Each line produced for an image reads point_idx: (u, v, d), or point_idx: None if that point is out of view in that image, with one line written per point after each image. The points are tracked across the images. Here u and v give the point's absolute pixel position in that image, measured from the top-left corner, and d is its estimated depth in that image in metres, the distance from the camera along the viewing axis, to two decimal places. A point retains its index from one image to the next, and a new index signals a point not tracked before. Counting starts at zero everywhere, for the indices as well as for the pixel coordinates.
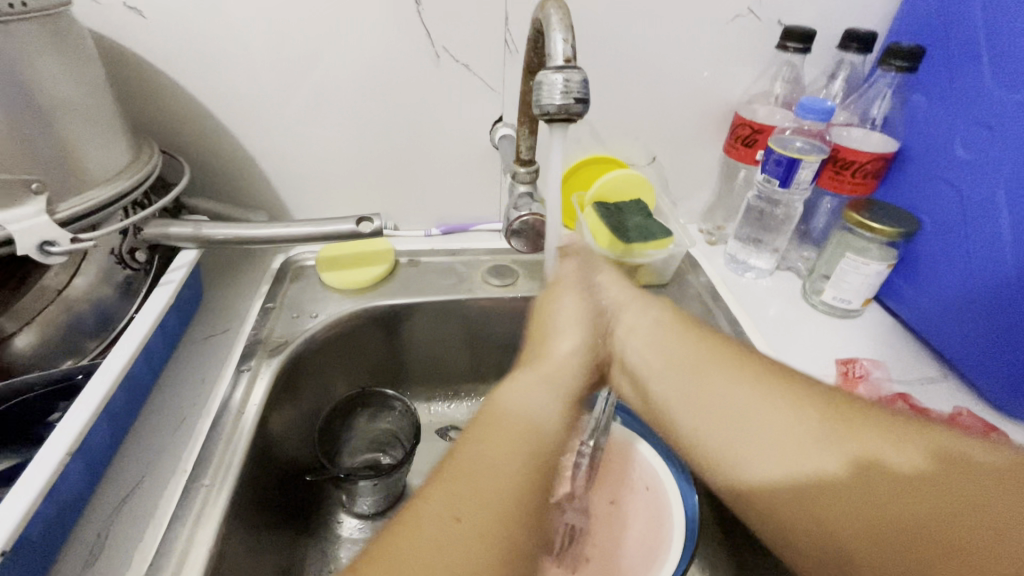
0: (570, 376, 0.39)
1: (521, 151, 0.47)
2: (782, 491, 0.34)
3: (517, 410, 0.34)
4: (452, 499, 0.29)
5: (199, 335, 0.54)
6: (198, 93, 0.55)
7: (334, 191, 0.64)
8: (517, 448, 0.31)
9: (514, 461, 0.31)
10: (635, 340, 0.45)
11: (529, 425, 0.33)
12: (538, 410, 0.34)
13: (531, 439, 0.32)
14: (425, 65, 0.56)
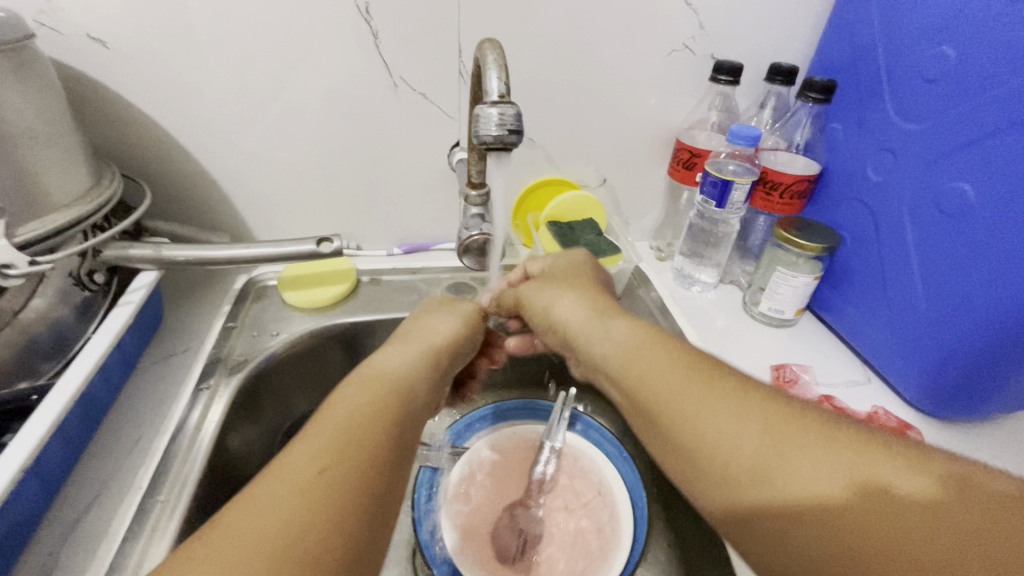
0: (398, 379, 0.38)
1: (471, 175, 0.50)
2: (776, 510, 0.30)
3: (374, 380, 0.37)
4: (312, 453, 0.30)
5: (158, 355, 0.55)
6: (160, 119, 0.57)
7: (297, 213, 0.66)
8: (381, 404, 0.35)
9: (378, 415, 0.34)
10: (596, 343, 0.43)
11: (382, 384, 0.37)
12: (401, 370, 0.39)
13: (385, 398, 0.35)
14: (383, 93, 0.60)
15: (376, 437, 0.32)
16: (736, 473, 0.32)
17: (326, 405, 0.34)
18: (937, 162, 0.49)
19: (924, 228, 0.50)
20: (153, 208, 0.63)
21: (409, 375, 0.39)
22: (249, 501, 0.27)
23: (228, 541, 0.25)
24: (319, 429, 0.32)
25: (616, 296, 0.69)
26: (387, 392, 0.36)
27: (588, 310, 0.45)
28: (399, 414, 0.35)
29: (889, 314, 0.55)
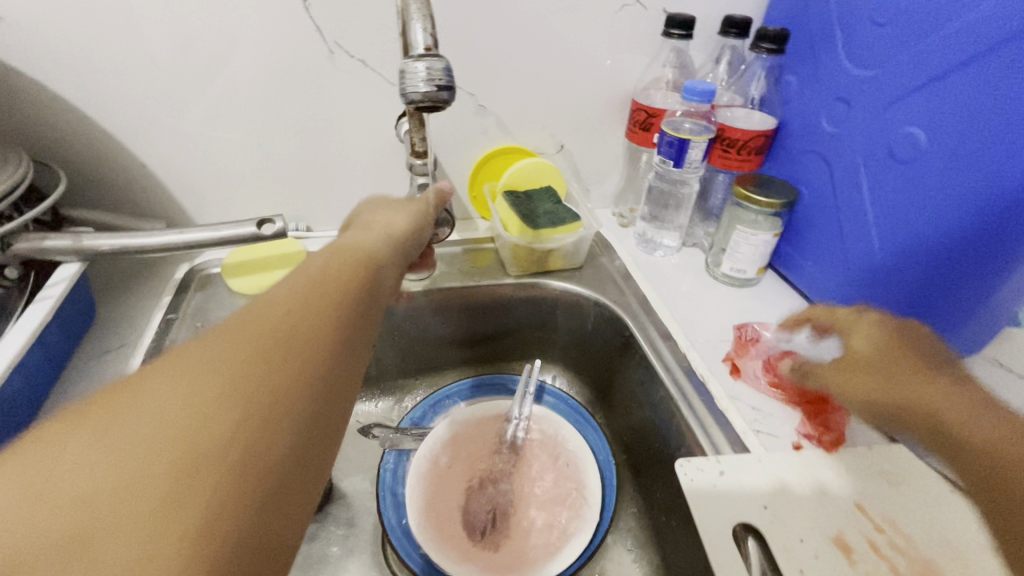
0: (349, 267, 0.33)
1: (414, 143, 0.46)
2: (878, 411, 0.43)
3: (330, 252, 0.34)
4: (266, 317, 0.27)
5: (92, 352, 0.51)
6: (71, 98, 0.52)
7: (238, 195, 0.62)
8: (320, 295, 0.30)
9: (328, 288, 0.31)
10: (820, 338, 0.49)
11: (320, 281, 0.31)
12: (353, 247, 0.35)
13: (339, 270, 0.32)
14: (319, 62, 0.56)
15: (313, 322, 0.28)
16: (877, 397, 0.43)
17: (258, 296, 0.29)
18: (890, 107, 0.48)
19: (878, 177, 0.50)
20: (78, 196, 0.58)
21: (363, 251, 0.36)
22: (165, 382, 0.24)
23: (162, 391, 0.23)
24: (271, 294, 0.29)
25: (579, 266, 0.67)
26: (340, 263, 0.33)
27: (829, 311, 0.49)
28: (352, 286, 0.32)
29: (847, 266, 0.55)
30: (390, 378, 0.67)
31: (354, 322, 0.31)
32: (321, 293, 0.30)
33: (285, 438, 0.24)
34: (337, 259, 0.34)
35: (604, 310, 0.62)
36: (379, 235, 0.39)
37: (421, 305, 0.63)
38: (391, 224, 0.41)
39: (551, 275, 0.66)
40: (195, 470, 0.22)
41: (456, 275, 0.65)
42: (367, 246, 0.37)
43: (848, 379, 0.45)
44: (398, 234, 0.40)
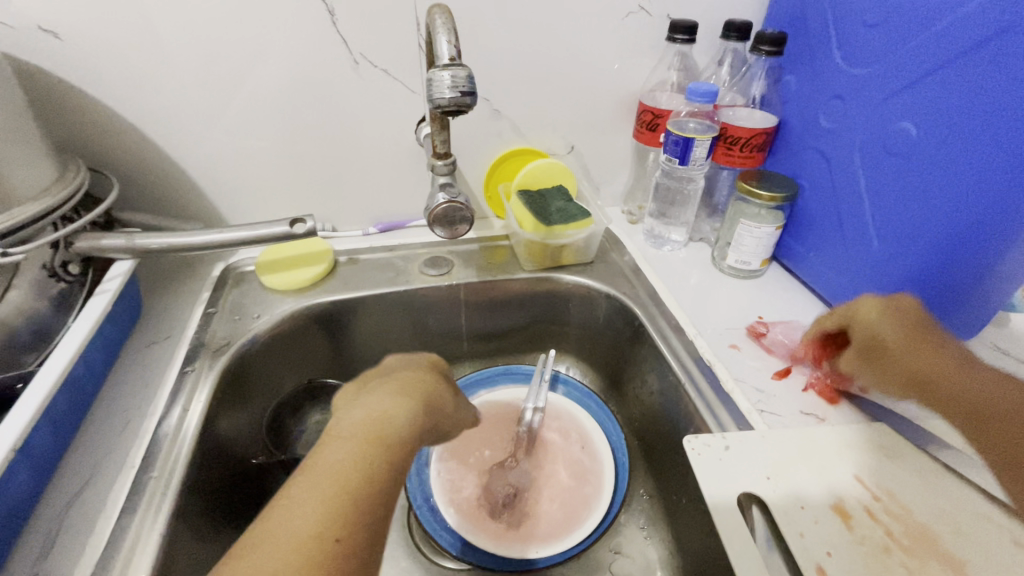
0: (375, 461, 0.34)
1: (436, 145, 0.50)
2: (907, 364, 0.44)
3: (331, 469, 0.33)
4: (286, 550, 0.29)
5: (141, 343, 0.56)
6: (121, 110, 0.57)
7: (269, 198, 0.67)
8: (333, 495, 0.31)
9: (337, 507, 0.31)
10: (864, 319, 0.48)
11: (338, 469, 0.33)
12: (342, 461, 0.33)
13: (366, 466, 0.33)
14: (345, 72, 0.60)
15: (318, 531, 0.30)
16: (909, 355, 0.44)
17: (284, 495, 0.32)
18: (884, 103, 0.51)
19: (876, 169, 0.52)
20: (124, 201, 0.63)
21: (358, 465, 0.33)
22: None
23: None
24: (284, 511, 0.31)
25: (591, 260, 0.70)
26: (369, 454, 0.34)
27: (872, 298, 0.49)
28: (357, 504, 0.32)
29: (847, 255, 0.57)
30: None
31: (370, 539, 0.32)
32: (332, 513, 0.31)
33: None
34: (336, 479, 0.32)
35: (614, 302, 0.66)
36: (410, 400, 0.38)
37: (441, 299, 0.67)
38: (436, 393, 0.41)
39: (564, 269, 0.69)
40: None
41: (473, 270, 0.68)
42: (397, 420, 0.36)
43: (856, 362, 0.48)
44: (437, 405, 0.40)
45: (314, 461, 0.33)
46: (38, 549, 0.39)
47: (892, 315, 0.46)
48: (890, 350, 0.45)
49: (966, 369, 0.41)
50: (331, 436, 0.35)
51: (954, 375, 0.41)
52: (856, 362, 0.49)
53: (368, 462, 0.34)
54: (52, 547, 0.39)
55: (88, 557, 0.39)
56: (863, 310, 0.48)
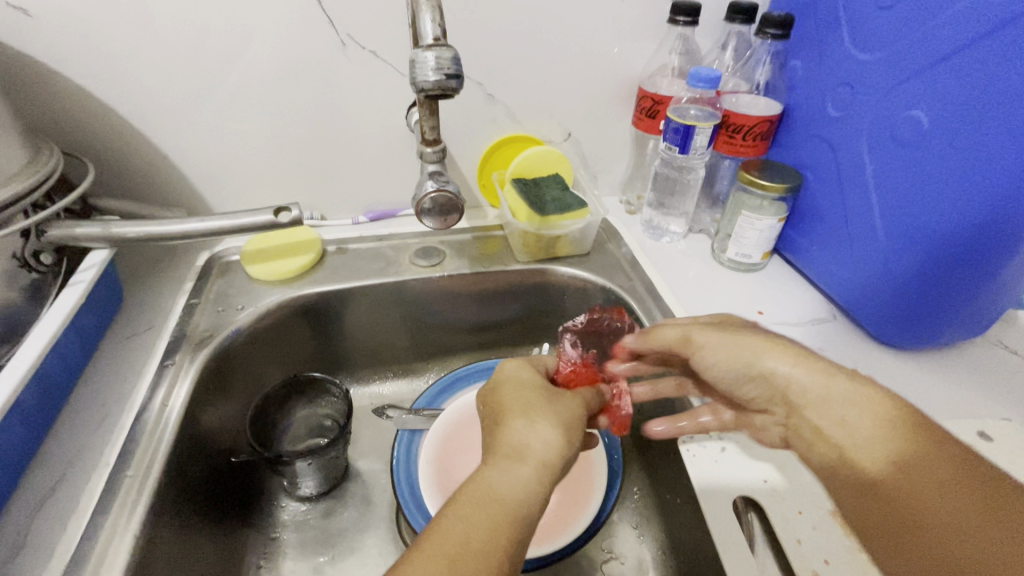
0: (545, 456, 0.36)
1: (425, 131, 0.48)
2: (814, 391, 0.37)
3: (485, 503, 0.33)
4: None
5: (121, 335, 0.54)
6: (97, 92, 0.54)
7: (255, 185, 0.65)
8: (501, 511, 0.33)
9: (493, 547, 0.31)
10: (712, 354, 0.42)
11: (492, 504, 0.33)
12: (519, 493, 0.34)
13: (503, 527, 0.32)
14: (331, 54, 0.57)
15: (500, 525, 0.32)
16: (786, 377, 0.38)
17: (438, 524, 0.32)
18: (894, 91, 0.48)
19: (883, 159, 0.50)
20: (104, 187, 0.61)
21: (530, 501, 0.34)
22: None
23: None
24: (429, 564, 0.30)
25: (587, 252, 0.68)
26: (525, 457, 0.35)
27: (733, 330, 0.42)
28: (517, 544, 0.32)
29: (851, 247, 0.56)
30: (402, 361, 0.69)
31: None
32: (484, 554, 0.31)
33: None
34: (489, 514, 0.32)
35: (610, 295, 0.64)
36: (516, 461, 0.35)
37: (432, 290, 0.65)
38: (520, 381, 0.43)
39: (559, 261, 0.67)
40: None
41: (466, 261, 0.66)
42: (507, 489, 0.33)
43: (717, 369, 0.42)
44: (558, 463, 0.36)
45: (460, 493, 0.34)
46: (8, 548, 0.38)
47: (788, 351, 0.39)
48: (792, 395, 0.38)
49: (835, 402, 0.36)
50: (456, 500, 0.33)
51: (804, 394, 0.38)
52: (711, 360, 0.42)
53: (533, 495, 0.34)
54: (23, 546, 0.38)
55: (60, 558, 0.37)
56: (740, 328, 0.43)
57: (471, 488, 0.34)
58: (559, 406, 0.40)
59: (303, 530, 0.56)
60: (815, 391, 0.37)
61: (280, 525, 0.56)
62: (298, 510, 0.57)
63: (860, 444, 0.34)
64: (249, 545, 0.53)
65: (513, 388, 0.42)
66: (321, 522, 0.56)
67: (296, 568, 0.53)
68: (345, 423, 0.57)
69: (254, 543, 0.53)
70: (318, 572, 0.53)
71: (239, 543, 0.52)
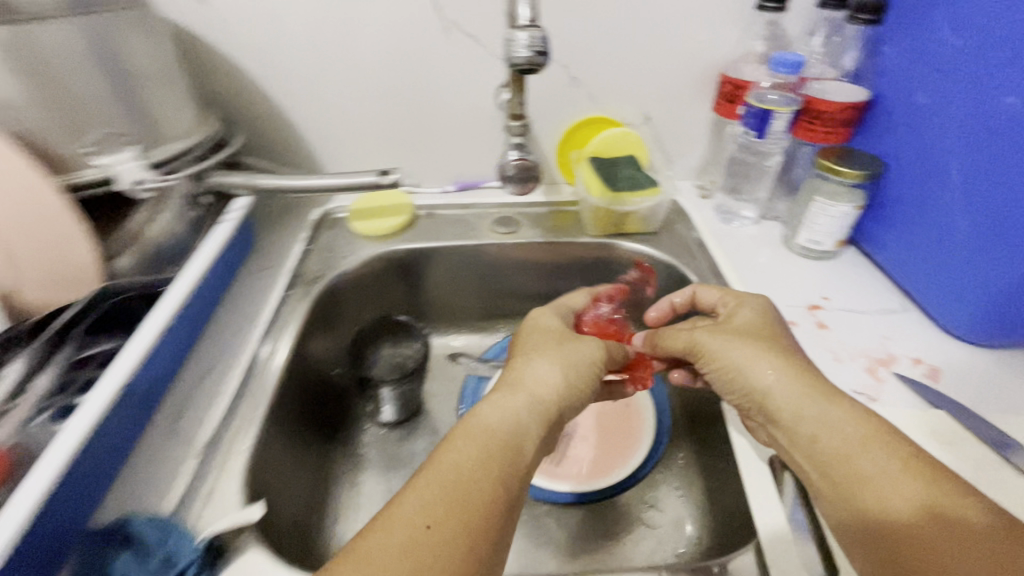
0: (540, 397, 0.42)
1: (512, 107, 0.54)
2: (814, 420, 0.39)
3: (479, 436, 0.37)
4: (423, 507, 0.33)
5: (251, 268, 0.65)
6: (246, 67, 0.66)
7: (362, 153, 0.74)
8: (495, 442, 0.37)
9: (486, 473, 0.35)
10: (724, 352, 0.45)
11: (486, 441, 0.37)
12: (511, 428, 0.39)
13: (493, 460, 0.36)
14: (435, 38, 0.65)
15: (491, 459, 0.36)
16: (786, 407, 0.40)
17: (436, 456, 0.37)
18: (986, 77, 0.47)
19: (970, 148, 0.49)
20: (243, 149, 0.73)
21: (523, 434, 0.39)
22: (385, 533, 0.31)
23: (391, 542, 0.31)
24: (425, 488, 0.34)
25: (655, 231, 0.71)
26: (524, 401, 0.41)
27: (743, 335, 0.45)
28: (509, 472, 0.36)
29: (930, 239, 0.55)
30: (475, 319, 0.77)
31: (508, 502, 0.36)
32: (476, 480, 0.35)
33: (481, 535, 0.33)
34: (483, 445, 0.37)
35: (675, 272, 0.67)
36: (518, 404, 0.41)
37: (507, 255, 0.71)
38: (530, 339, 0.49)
39: (627, 237, 0.71)
40: (429, 537, 0.31)
41: (539, 231, 0.72)
42: (503, 426, 0.39)
43: (717, 370, 0.46)
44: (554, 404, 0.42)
45: (456, 430, 0.38)
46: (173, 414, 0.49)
47: (773, 357, 0.42)
48: (772, 410, 0.41)
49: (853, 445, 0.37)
50: (453, 436, 0.38)
51: (786, 409, 0.40)
52: (717, 361, 0.46)
53: (524, 428, 0.40)
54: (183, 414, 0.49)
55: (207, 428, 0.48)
56: (751, 325, 0.47)
57: (467, 424, 0.39)
58: (567, 353, 0.47)
59: (381, 450, 0.65)
60: (790, 406, 0.40)
61: (363, 442, 0.65)
62: (378, 434, 0.66)
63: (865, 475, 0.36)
64: (339, 454, 0.63)
65: (515, 350, 0.48)
66: (397, 446, 0.65)
67: (374, 480, 0.62)
68: (423, 362, 0.65)
69: (342, 453, 0.63)
70: (390, 486, 0.61)
71: (332, 450, 0.62)
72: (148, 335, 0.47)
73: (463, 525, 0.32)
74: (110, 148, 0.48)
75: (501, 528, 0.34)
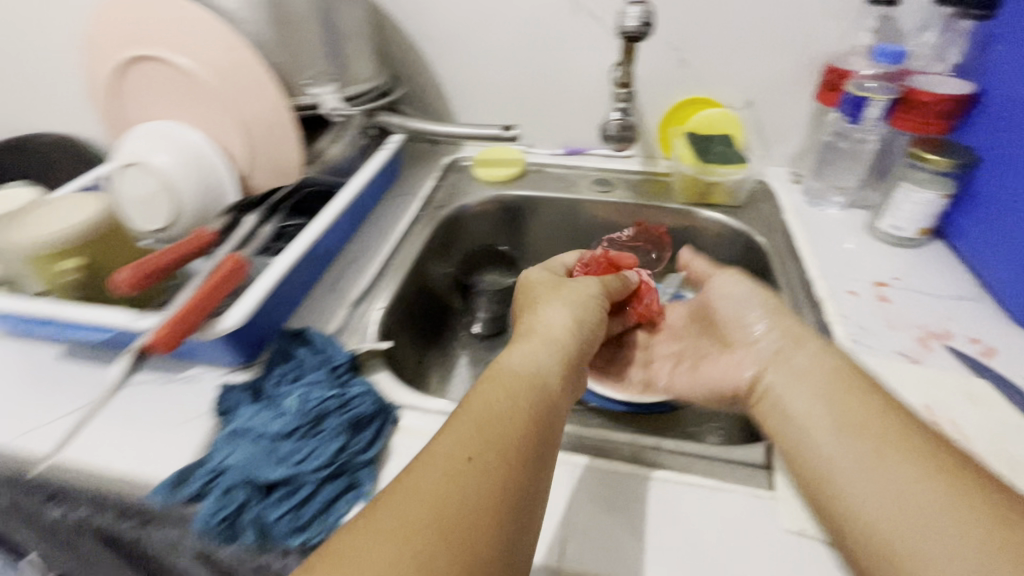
0: (556, 338, 0.48)
1: (620, 76, 0.64)
2: (820, 420, 0.42)
3: (511, 379, 0.43)
4: (460, 444, 0.36)
5: (394, 193, 0.82)
6: (411, 35, 0.82)
7: (489, 113, 0.88)
8: (519, 388, 0.42)
9: (515, 412, 0.39)
10: (724, 297, 0.56)
11: (516, 384, 0.42)
12: (536, 368, 0.44)
13: (523, 400, 0.41)
14: (564, 18, 0.77)
15: (519, 395, 0.41)
16: (794, 410, 0.44)
17: (468, 399, 0.41)
18: None
19: None
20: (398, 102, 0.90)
21: (545, 375, 0.44)
22: (428, 465, 0.35)
23: (434, 475, 0.34)
24: (462, 423, 0.38)
25: (740, 205, 0.77)
26: (545, 349, 0.46)
27: (758, 298, 0.53)
28: (538, 406, 0.41)
29: (1012, 231, 0.56)
30: None
31: (542, 440, 0.39)
32: (509, 416, 0.39)
33: (517, 462, 0.36)
34: (513, 385, 0.42)
35: (751, 241, 0.73)
36: (539, 352, 0.46)
37: (599, 211, 0.82)
38: (540, 293, 0.55)
39: (711, 208, 0.78)
40: (468, 465, 0.35)
41: (632, 194, 0.81)
42: (531, 371, 0.44)
43: (719, 295, 0.57)
44: (569, 343, 0.48)
45: (486, 375, 0.43)
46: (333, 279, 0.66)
47: (774, 315, 0.51)
48: (769, 360, 0.49)
49: (853, 436, 0.39)
50: (487, 378, 0.43)
51: (769, 374, 0.48)
52: (720, 286, 0.57)
53: (546, 369, 0.45)
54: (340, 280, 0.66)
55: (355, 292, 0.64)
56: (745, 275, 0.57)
57: (494, 370, 0.44)
58: (572, 300, 0.52)
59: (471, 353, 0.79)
60: (789, 378, 0.46)
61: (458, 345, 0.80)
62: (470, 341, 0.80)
63: (848, 467, 0.38)
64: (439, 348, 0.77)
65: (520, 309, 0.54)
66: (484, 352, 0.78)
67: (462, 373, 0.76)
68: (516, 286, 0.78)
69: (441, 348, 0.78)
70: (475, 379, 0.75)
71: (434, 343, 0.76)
72: (327, 222, 0.63)
73: (503, 446, 0.37)
74: (318, 80, 0.65)
75: (536, 454, 0.38)
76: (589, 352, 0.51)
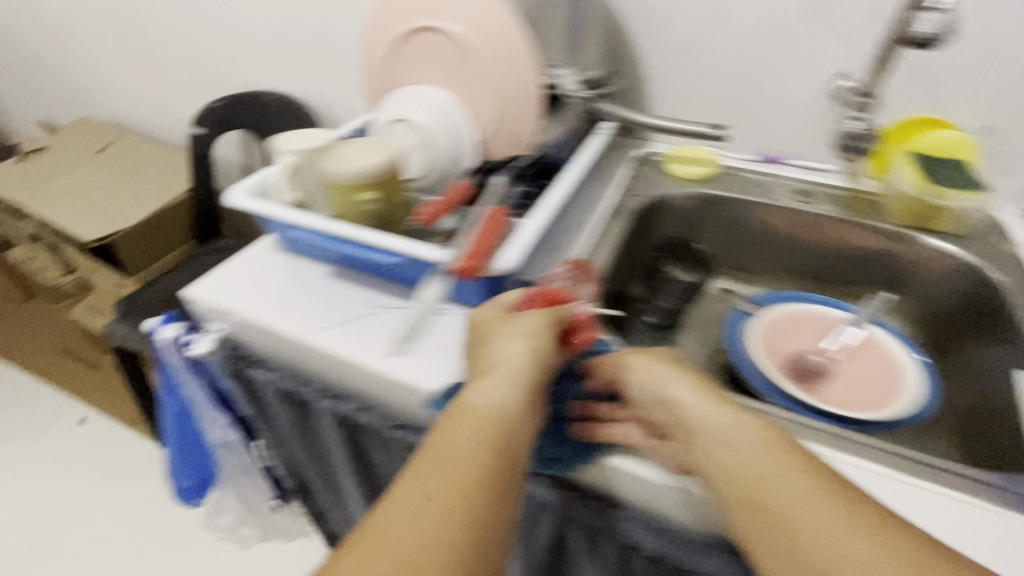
0: (511, 386, 0.44)
1: (868, 85, 0.63)
2: (747, 473, 0.41)
3: (474, 424, 0.41)
4: (421, 486, 0.38)
5: (593, 176, 0.84)
6: (630, 28, 0.85)
7: (690, 110, 0.89)
8: (480, 435, 0.41)
9: (473, 462, 0.39)
10: (679, 392, 0.45)
11: (477, 429, 0.41)
12: (496, 406, 0.43)
13: (478, 453, 0.40)
14: (796, 23, 0.76)
15: (468, 462, 0.39)
16: (732, 463, 0.41)
17: (429, 444, 0.41)
18: None
19: None
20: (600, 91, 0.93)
21: (512, 415, 0.43)
22: (393, 516, 0.37)
23: (388, 540, 0.36)
24: (424, 465, 0.39)
25: (962, 235, 0.72)
26: (510, 386, 0.44)
27: (701, 397, 0.45)
28: (499, 452, 0.40)
29: None
30: (743, 268, 0.87)
31: (503, 479, 0.40)
32: (468, 463, 0.39)
33: (487, 507, 0.38)
34: (477, 431, 0.41)
35: (979, 276, 0.69)
36: (501, 381, 0.44)
37: (798, 222, 0.80)
38: (490, 328, 0.48)
39: (930, 234, 0.73)
40: (431, 514, 0.36)
41: (838, 208, 0.78)
42: (489, 412, 0.42)
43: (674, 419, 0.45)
44: (526, 371, 0.45)
45: (442, 421, 0.42)
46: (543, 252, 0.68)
47: (690, 383, 0.46)
48: (698, 460, 0.43)
49: (832, 536, 0.36)
50: (449, 419, 0.42)
51: (767, 486, 0.40)
52: (639, 375, 0.47)
53: (507, 406, 0.43)
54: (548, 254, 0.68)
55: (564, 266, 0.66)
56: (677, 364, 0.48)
57: (454, 411, 0.42)
58: (522, 321, 0.48)
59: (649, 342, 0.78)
60: (731, 451, 0.42)
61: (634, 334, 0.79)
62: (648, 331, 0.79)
63: None
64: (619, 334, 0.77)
65: (472, 345, 0.49)
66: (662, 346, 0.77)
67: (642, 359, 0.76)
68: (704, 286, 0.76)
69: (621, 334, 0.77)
70: None
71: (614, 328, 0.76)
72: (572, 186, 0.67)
73: (465, 488, 0.38)
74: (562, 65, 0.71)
75: (506, 498, 0.39)
76: (545, 389, 0.47)
